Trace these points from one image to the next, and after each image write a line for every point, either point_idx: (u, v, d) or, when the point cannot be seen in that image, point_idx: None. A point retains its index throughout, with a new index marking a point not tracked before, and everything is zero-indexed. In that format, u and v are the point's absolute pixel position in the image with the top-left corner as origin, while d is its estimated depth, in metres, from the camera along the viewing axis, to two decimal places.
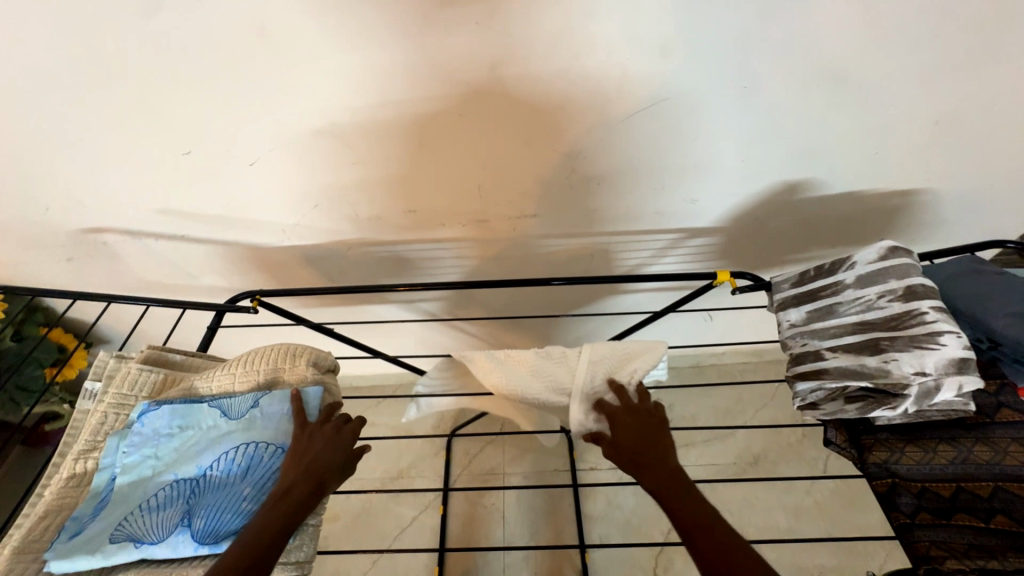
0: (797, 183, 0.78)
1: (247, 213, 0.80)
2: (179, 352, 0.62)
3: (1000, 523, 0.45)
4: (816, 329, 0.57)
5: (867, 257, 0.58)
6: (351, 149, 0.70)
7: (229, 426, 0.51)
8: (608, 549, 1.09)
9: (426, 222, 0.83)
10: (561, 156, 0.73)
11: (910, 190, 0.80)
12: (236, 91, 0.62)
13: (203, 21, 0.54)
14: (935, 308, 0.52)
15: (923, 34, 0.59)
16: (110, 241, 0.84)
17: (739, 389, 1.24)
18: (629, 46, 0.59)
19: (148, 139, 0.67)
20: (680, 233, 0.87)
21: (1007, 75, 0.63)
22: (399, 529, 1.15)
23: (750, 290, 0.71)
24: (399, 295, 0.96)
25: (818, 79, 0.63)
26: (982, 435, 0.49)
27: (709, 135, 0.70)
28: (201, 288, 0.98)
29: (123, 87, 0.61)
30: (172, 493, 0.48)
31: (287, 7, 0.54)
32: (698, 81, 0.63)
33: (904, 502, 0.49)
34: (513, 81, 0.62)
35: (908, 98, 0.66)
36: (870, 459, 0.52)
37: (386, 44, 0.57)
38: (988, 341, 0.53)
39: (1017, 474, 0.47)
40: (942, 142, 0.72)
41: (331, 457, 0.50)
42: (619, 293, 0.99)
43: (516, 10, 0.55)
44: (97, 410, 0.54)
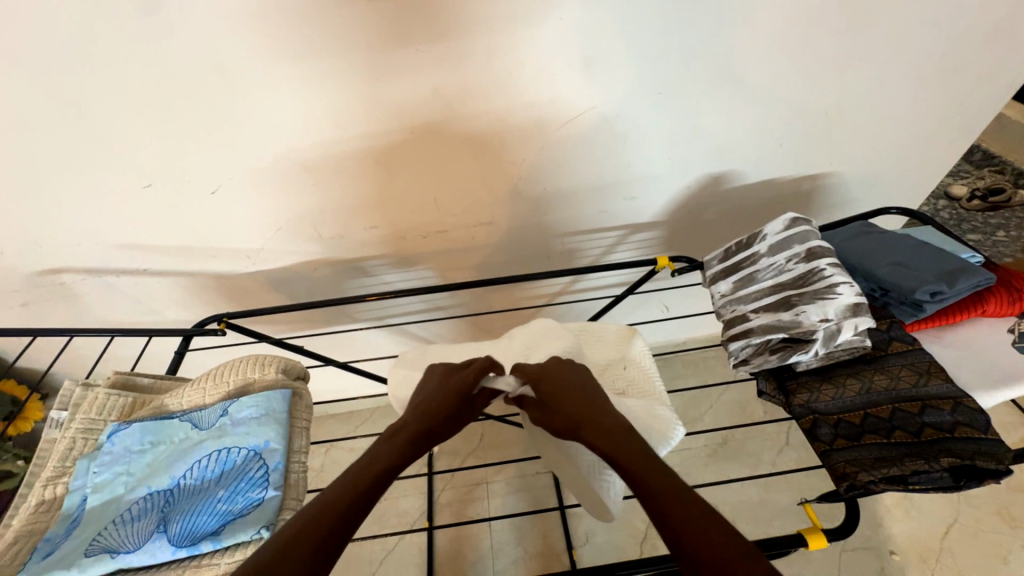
0: (720, 175, 0.87)
1: (209, 241, 0.82)
2: (146, 375, 0.63)
3: (899, 437, 0.52)
4: (740, 295, 0.65)
5: (775, 228, 0.66)
6: (308, 173, 0.74)
7: (200, 436, 0.54)
8: (596, 545, 1.11)
9: (386, 238, 0.87)
10: (507, 165, 0.78)
11: (819, 175, 0.90)
12: (195, 123, 0.66)
13: (160, 61, 0.59)
14: (832, 264, 0.60)
15: (799, 40, 0.69)
16: (68, 281, 0.85)
17: (703, 374, 1.31)
18: (555, 62, 0.66)
19: (107, 176, 0.70)
20: (624, 229, 0.94)
21: (874, 70, 0.74)
22: (384, 552, 1.14)
23: (688, 271, 0.79)
24: (368, 310, 1.00)
25: (721, 85, 0.73)
26: (880, 366, 0.57)
27: (638, 137, 0.78)
28: (166, 322, 0.98)
29: (84, 128, 0.64)
30: (146, 505, 0.50)
31: (241, 45, 0.59)
32: (620, 91, 0.71)
33: (824, 432, 0.55)
34: (454, 97, 0.68)
35: (799, 94, 0.76)
36: (795, 401, 0.59)
37: (333, 72, 0.63)
38: (880, 290, 0.62)
39: (909, 395, 0.54)
40: (835, 131, 0.83)
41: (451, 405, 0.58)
42: (577, 287, 1.06)
43: (451, 41, 0.62)
44: (64, 437, 0.54)
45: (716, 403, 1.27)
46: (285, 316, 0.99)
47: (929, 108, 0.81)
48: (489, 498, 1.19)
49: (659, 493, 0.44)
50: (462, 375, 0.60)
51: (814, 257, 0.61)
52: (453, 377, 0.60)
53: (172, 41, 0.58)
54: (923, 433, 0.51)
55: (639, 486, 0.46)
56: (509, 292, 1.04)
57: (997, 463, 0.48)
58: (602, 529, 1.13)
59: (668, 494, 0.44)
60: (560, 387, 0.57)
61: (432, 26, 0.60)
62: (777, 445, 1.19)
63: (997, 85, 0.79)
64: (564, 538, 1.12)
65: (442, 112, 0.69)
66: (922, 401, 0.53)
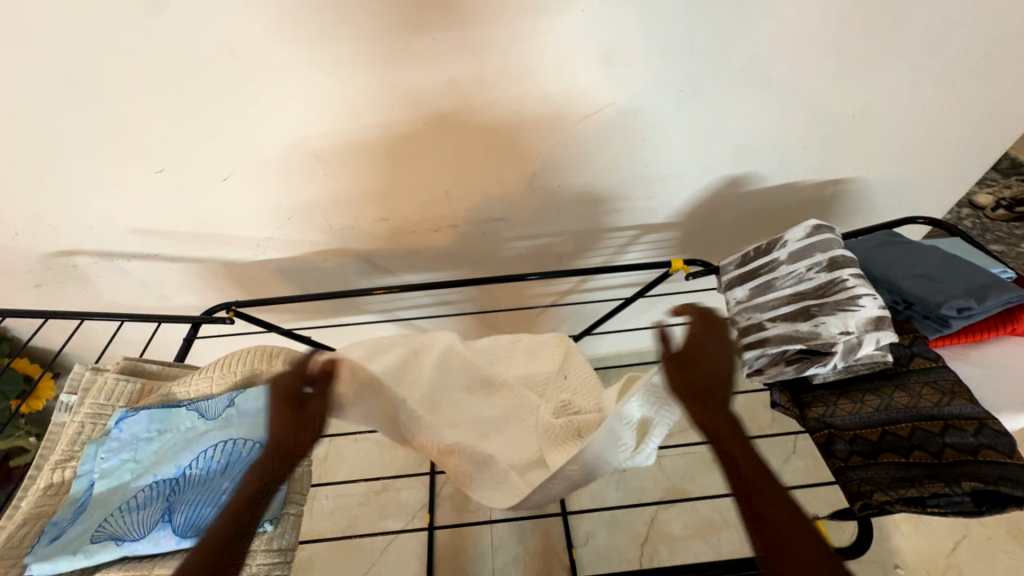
0: (739, 177, 0.85)
1: (219, 228, 0.82)
2: (156, 362, 0.63)
3: (919, 457, 0.51)
4: (757, 302, 0.63)
5: (796, 235, 0.64)
6: (320, 164, 0.74)
7: (206, 426, 0.54)
8: (595, 545, 1.11)
9: (396, 231, 0.87)
10: (521, 160, 0.77)
11: (842, 179, 0.88)
12: (208, 110, 0.65)
13: (173, 45, 0.58)
14: (855, 275, 0.59)
15: (830, 39, 0.66)
16: (81, 264, 0.85)
17: None
18: (575, 57, 0.64)
19: (119, 160, 0.69)
20: (638, 229, 0.92)
21: (907, 73, 0.71)
22: (385, 543, 1.15)
23: (703, 275, 0.77)
24: (377, 302, 1.00)
25: (745, 83, 0.70)
26: (900, 383, 0.56)
27: (657, 136, 0.76)
28: (175, 307, 0.99)
29: (97, 111, 0.64)
30: (152, 493, 0.50)
31: (257, 31, 0.58)
32: (641, 88, 0.69)
33: (839, 448, 0.54)
34: (470, 90, 0.66)
35: (827, 94, 0.73)
36: (810, 414, 0.57)
37: (348, 63, 0.62)
38: (903, 303, 0.61)
39: (931, 414, 0.53)
40: (862, 135, 0.80)
41: (289, 417, 0.53)
42: (587, 286, 1.04)
43: (470, 32, 0.60)
44: (73, 421, 0.55)
45: None
46: (293, 306, 0.99)
47: (961, 114, 0.78)
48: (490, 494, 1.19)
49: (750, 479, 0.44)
50: (284, 381, 0.54)
51: (837, 267, 0.59)
52: (284, 382, 0.54)
53: (186, 25, 0.57)
54: (944, 454, 0.50)
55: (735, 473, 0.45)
56: (518, 289, 1.03)
57: (1021, 489, 0.46)
58: (603, 529, 1.13)
59: (760, 486, 0.43)
60: (710, 359, 0.51)
61: (451, 15, 0.59)
62: (784, 454, 1.18)
63: None
64: (564, 536, 1.11)
65: (457, 104, 0.68)
66: (944, 422, 0.52)
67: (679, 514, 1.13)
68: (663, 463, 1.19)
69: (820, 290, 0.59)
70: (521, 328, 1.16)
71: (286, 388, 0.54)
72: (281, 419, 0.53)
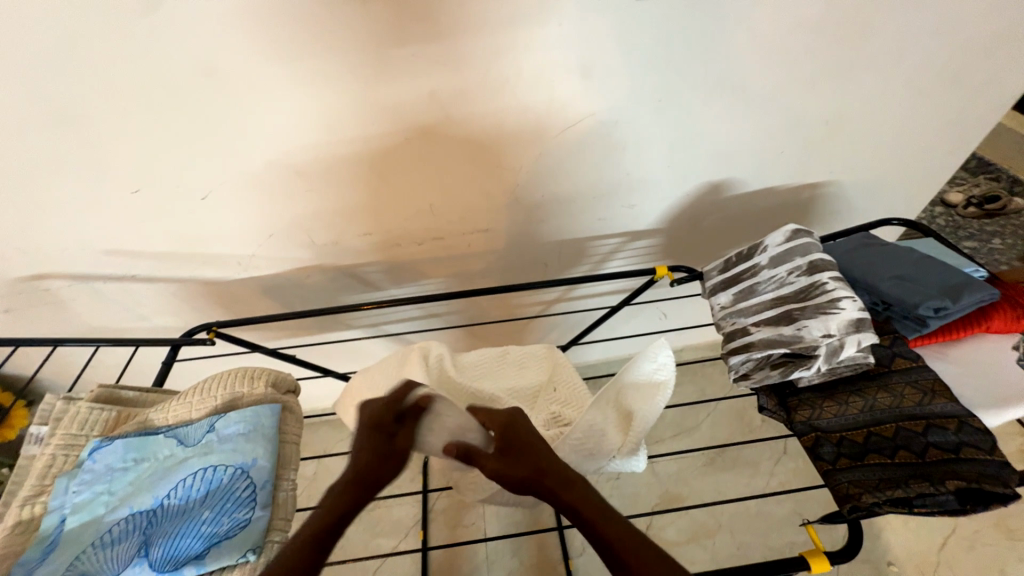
0: (719, 183, 0.86)
1: (198, 247, 0.80)
2: (132, 388, 0.61)
3: (904, 457, 0.51)
4: (740, 308, 0.64)
5: (776, 240, 0.65)
6: (300, 179, 0.73)
7: (185, 453, 0.52)
8: (592, 556, 1.09)
9: (380, 245, 0.86)
10: (504, 170, 0.77)
11: (819, 183, 0.90)
12: (183, 128, 0.64)
13: (145, 62, 0.57)
14: (834, 278, 0.60)
15: (800, 47, 0.68)
16: (53, 287, 0.83)
17: (701, 382, 1.29)
18: (553, 69, 0.65)
19: (92, 180, 0.68)
20: (622, 236, 0.93)
21: (875, 79, 0.74)
22: (377, 564, 1.12)
23: (687, 281, 0.78)
24: (363, 317, 0.98)
25: (721, 92, 0.72)
26: (883, 383, 0.57)
27: (638, 144, 0.77)
28: (154, 329, 0.96)
29: (68, 131, 0.62)
30: (128, 526, 0.48)
31: (233, 47, 0.58)
32: (620, 98, 0.70)
33: (826, 451, 0.54)
34: (451, 102, 0.66)
35: (801, 101, 0.75)
36: (796, 418, 0.58)
37: (326, 78, 0.62)
38: (882, 304, 0.62)
39: (914, 414, 0.53)
40: (836, 139, 0.82)
41: (373, 443, 0.52)
42: (574, 295, 1.04)
43: (449, 46, 0.61)
44: (44, 453, 0.52)
45: (714, 411, 1.25)
46: (276, 324, 0.97)
47: (929, 118, 0.81)
48: (484, 507, 1.17)
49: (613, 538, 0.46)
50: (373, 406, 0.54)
51: (817, 271, 0.60)
52: (372, 408, 0.54)
53: (158, 42, 0.56)
54: (929, 454, 0.50)
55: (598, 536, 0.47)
56: (505, 300, 1.02)
57: (1004, 487, 0.46)
58: None
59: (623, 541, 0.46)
60: (525, 440, 0.52)
61: (429, 30, 0.59)
62: (775, 455, 1.18)
63: (998, 95, 0.78)
64: (560, 548, 1.10)
65: (438, 117, 0.68)
66: (927, 421, 0.52)
67: (674, 520, 1.12)
68: (657, 469, 1.19)
69: (802, 294, 0.60)
70: (509, 338, 1.15)
71: (374, 413, 0.53)
72: (364, 446, 0.52)
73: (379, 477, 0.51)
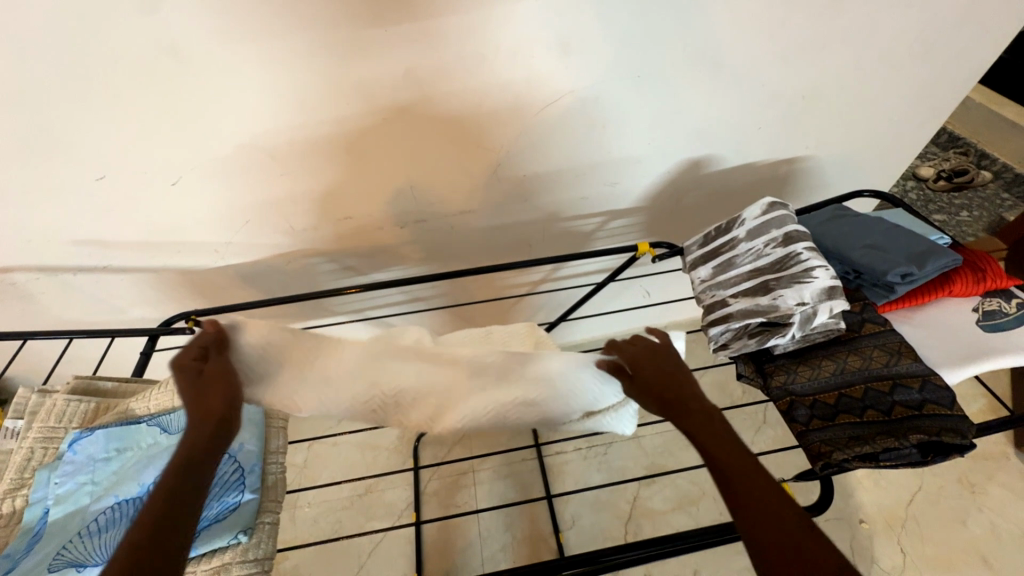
0: (699, 160, 0.87)
1: (172, 235, 0.78)
2: (109, 379, 0.59)
3: (872, 415, 0.54)
4: (719, 280, 0.65)
5: (753, 213, 0.67)
6: (276, 163, 0.71)
7: (170, 441, 0.52)
8: (581, 528, 1.13)
9: (361, 228, 0.85)
10: (484, 150, 0.76)
11: (795, 158, 0.91)
12: (148, 111, 0.61)
13: (104, 42, 0.55)
14: (808, 248, 0.61)
15: (776, 21, 0.68)
16: (21, 281, 0.80)
17: (684, 357, 1.32)
18: (531, 46, 0.64)
19: (52, 167, 0.65)
20: (605, 214, 0.93)
21: (850, 53, 0.74)
22: (372, 545, 1.14)
23: (668, 257, 0.79)
24: (347, 301, 0.98)
25: (699, 68, 0.72)
26: (853, 347, 0.59)
27: (618, 122, 0.76)
28: (130, 321, 0.94)
29: (23, 115, 0.59)
30: (114, 515, 0.48)
31: (197, 26, 0.55)
32: (598, 75, 0.69)
33: (800, 413, 0.57)
34: (428, 81, 0.65)
35: (777, 76, 0.76)
36: (773, 383, 0.60)
37: (297, 57, 0.60)
38: (853, 273, 0.64)
39: (881, 374, 0.56)
40: (811, 114, 0.83)
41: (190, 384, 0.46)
42: (559, 274, 1.05)
43: (424, 22, 0.59)
44: (22, 447, 0.52)
45: (697, 384, 1.29)
46: (258, 312, 0.96)
47: (900, 91, 0.82)
48: (476, 486, 1.20)
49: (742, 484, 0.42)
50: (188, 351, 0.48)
51: (790, 243, 0.62)
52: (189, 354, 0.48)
53: (114, 19, 0.53)
54: (893, 412, 0.53)
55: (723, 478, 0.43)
56: (490, 281, 1.03)
57: (960, 437, 0.50)
58: (588, 511, 1.15)
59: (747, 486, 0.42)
60: (661, 377, 0.50)
61: (401, 4, 0.57)
62: (755, 424, 1.22)
63: (966, 68, 0.80)
64: (550, 521, 1.13)
65: (414, 96, 0.66)
66: (893, 381, 0.55)
67: (660, 489, 1.16)
68: (642, 442, 1.23)
69: (776, 265, 0.62)
70: (495, 319, 1.16)
71: (188, 356, 0.47)
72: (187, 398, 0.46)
73: (217, 411, 0.46)
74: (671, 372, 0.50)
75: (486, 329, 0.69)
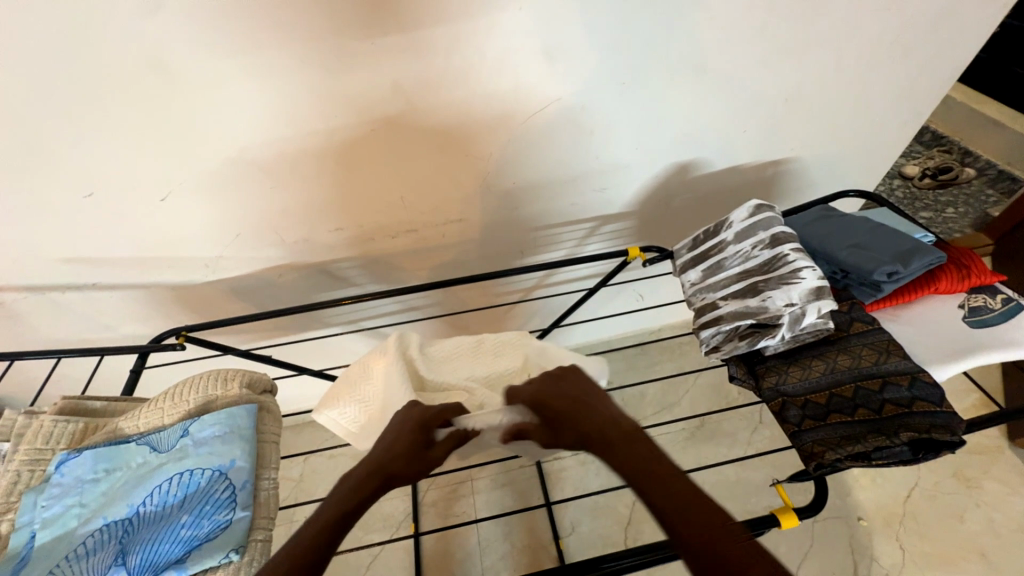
0: (686, 164, 0.88)
1: (161, 251, 0.78)
2: (98, 399, 0.59)
3: (863, 414, 0.54)
4: (709, 283, 0.66)
5: (740, 216, 0.67)
6: (264, 176, 0.71)
7: (160, 460, 0.51)
8: (581, 535, 1.12)
9: (352, 239, 0.85)
10: (473, 158, 0.77)
11: (781, 160, 0.92)
12: (135, 128, 0.61)
13: (88, 60, 0.55)
14: (795, 249, 0.62)
15: (756, 27, 0.70)
16: (8, 300, 0.79)
17: (679, 359, 1.32)
18: (516, 55, 0.65)
19: (40, 186, 0.65)
20: (595, 220, 0.94)
21: (829, 57, 0.76)
22: (370, 558, 1.13)
23: (658, 260, 0.79)
24: (340, 313, 0.97)
25: (683, 73, 0.73)
26: (843, 346, 0.59)
27: (605, 128, 0.77)
28: (121, 338, 0.93)
29: (8, 134, 0.59)
30: (103, 537, 0.47)
31: (182, 42, 0.55)
32: (584, 82, 0.70)
33: (793, 414, 0.57)
34: (414, 91, 0.65)
35: (760, 80, 0.77)
36: (765, 384, 0.61)
37: (283, 70, 0.60)
38: (840, 272, 0.65)
39: (871, 372, 0.57)
40: (794, 116, 0.84)
41: (414, 442, 0.53)
42: (552, 280, 1.05)
43: (409, 33, 0.60)
44: (7, 470, 0.51)
45: (693, 386, 1.29)
46: (250, 326, 0.95)
47: (880, 92, 0.84)
48: (474, 496, 1.19)
49: (663, 496, 0.44)
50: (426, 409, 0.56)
51: (778, 244, 0.63)
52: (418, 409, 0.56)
53: (98, 37, 0.53)
54: (884, 410, 0.54)
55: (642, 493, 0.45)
56: (483, 289, 1.03)
57: (950, 434, 0.50)
58: (588, 518, 1.14)
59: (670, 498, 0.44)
60: (569, 401, 0.54)
61: (387, 17, 0.58)
62: (752, 425, 1.22)
63: (943, 68, 0.82)
64: (550, 529, 1.12)
65: (402, 107, 0.67)
66: (883, 379, 0.56)
67: None
68: None
69: (764, 267, 0.62)
70: (490, 327, 1.16)
71: (421, 417, 0.55)
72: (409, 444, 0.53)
73: (394, 470, 0.51)
74: (583, 396, 0.54)
75: (475, 338, 0.69)
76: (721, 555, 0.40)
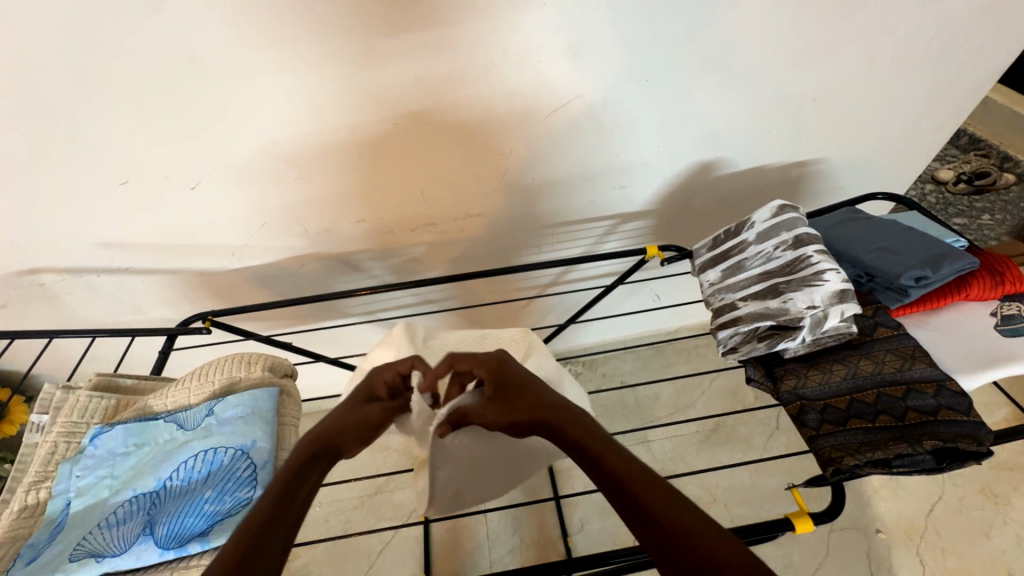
0: (709, 163, 0.86)
1: (191, 238, 0.81)
2: (130, 377, 0.62)
3: (884, 420, 0.53)
4: (729, 283, 0.65)
5: (762, 216, 0.66)
6: (290, 168, 0.73)
7: (185, 437, 0.53)
8: (590, 532, 1.12)
9: (373, 231, 0.86)
10: (493, 154, 0.77)
11: (808, 161, 0.90)
12: (170, 118, 0.64)
13: (129, 53, 0.57)
14: (819, 251, 0.61)
15: (784, 26, 0.68)
16: (48, 282, 0.83)
17: (695, 361, 1.31)
18: (540, 51, 0.65)
19: (81, 173, 0.68)
20: (614, 218, 0.93)
21: (862, 55, 0.74)
22: (381, 545, 1.15)
23: (677, 260, 0.78)
24: (359, 303, 0.99)
25: (710, 71, 0.72)
26: (866, 352, 0.58)
27: (626, 126, 0.77)
28: (150, 321, 0.96)
29: (54, 122, 0.62)
30: (132, 507, 0.50)
31: (218, 36, 0.57)
32: (607, 79, 0.70)
33: (811, 418, 0.56)
34: (439, 85, 0.66)
35: (788, 78, 0.75)
36: (783, 388, 0.60)
37: (312, 65, 0.61)
38: (865, 276, 0.63)
39: (894, 379, 0.55)
40: (823, 116, 0.82)
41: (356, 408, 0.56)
42: (570, 276, 1.05)
43: (435, 29, 0.60)
44: (46, 441, 0.53)
45: (708, 390, 1.27)
46: (273, 313, 0.98)
47: (914, 92, 0.81)
48: None
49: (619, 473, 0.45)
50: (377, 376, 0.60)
51: (802, 246, 0.61)
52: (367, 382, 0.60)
53: (141, 32, 0.56)
54: (907, 417, 0.52)
55: (600, 472, 0.46)
56: (499, 283, 1.04)
57: (977, 444, 0.48)
58: (597, 516, 1.14)
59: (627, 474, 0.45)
60: (518, 382, 0.58)
61: (414, 12, 0.58)
62: (768, 430, 1.20)
63: (984, 69, 0.78)
64: (559, 525, 1.13)
65: (426, 102, 0.68)
66: (907, 385, 0.54)
67: None
68: (652, 447, 1.21)
69: (788, 267, 0.61)
70: (506, 321, 1.17)
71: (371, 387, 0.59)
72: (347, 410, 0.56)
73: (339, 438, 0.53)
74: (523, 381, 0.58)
75: (480, 333, 0.70)
76: (678, 528, 0.40)
